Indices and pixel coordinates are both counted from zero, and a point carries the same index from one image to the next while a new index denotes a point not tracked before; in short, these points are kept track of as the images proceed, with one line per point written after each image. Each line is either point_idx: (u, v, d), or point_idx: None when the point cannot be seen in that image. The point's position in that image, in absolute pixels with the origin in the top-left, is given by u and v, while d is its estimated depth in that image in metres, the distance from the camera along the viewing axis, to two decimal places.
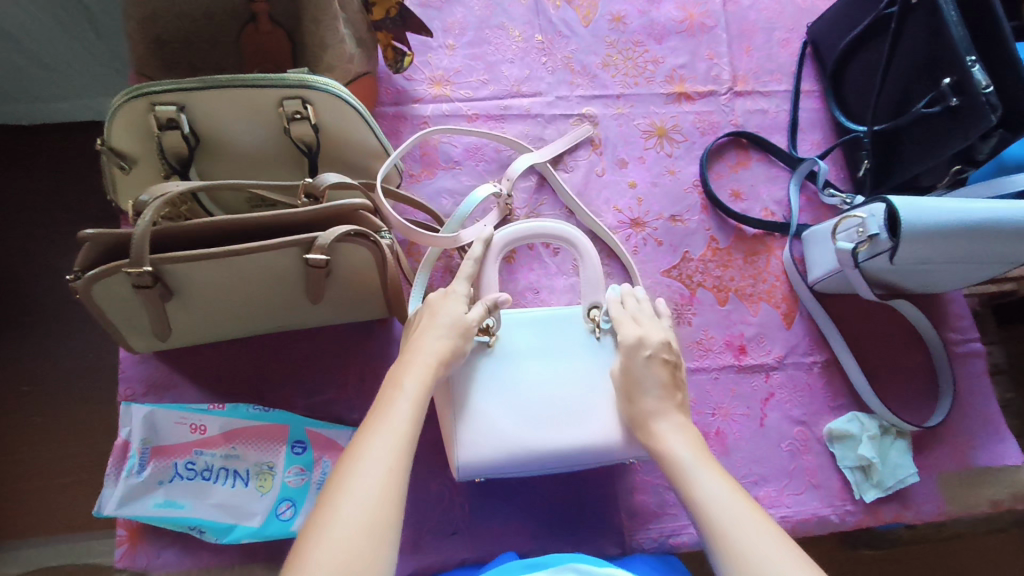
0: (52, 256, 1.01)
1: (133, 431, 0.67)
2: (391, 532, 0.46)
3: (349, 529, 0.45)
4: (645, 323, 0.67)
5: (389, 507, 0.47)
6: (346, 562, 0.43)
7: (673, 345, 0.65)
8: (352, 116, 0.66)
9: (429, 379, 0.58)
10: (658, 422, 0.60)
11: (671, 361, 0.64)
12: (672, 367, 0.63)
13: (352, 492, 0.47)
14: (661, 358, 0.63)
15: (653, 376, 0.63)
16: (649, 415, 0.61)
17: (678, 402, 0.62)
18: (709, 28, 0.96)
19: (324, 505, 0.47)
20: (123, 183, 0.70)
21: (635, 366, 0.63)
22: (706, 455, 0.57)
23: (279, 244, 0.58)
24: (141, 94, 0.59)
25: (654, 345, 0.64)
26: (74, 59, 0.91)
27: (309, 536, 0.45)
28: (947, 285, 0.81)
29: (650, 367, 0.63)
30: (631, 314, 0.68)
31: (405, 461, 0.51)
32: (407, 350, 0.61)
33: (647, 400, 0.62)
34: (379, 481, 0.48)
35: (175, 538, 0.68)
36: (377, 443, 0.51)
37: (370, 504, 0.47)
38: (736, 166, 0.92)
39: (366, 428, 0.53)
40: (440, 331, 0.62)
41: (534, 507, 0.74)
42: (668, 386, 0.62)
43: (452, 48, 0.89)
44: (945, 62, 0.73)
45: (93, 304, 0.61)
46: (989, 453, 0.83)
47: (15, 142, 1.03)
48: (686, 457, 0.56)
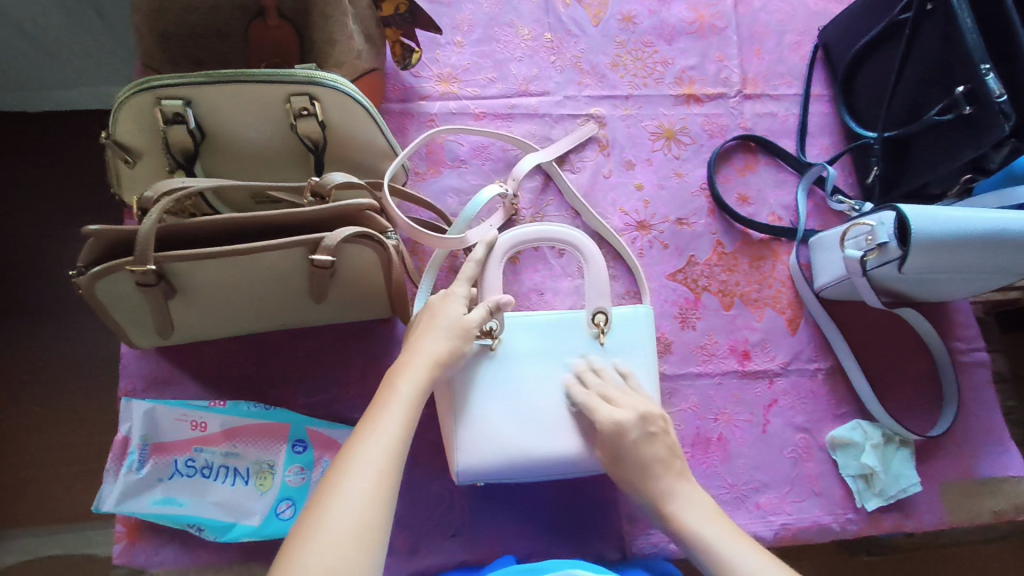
0: (53, 246, 1.00)
1: (134, 427, 0.67)
2: (379, 538, 0.46)
3: (337, 534, 0.44)
4: (622, 398, 0.64)
5: (379, 513, 0.47)
6: (333, 569, 0.43)
7: (655, 414, 0.62)
8: (360, 114, 0.66)
9: (425, 382, 0.57)
10: (680, 507, 0.58)
11: (659, 433, 0.62)
12: (663, 440, 0.62)
13: (342, 493, 0.47)
14: (653, 432, 0.62)
15: (651, 455, 0.60)
16: (665, 498, 0.59)
17: (681, 476, 0.60)
18: (719, 29, 0.95)
19: (313, 509, 0.46)
20: (128, 178, 0.70)
21: (634, 450, 0.61)
22: (739, 539, 0.55)
23: (284, 244, 0.58)
24: (147, 88, 0.59)
25: (637, 425, 0.61)
26: (78, 47, 0.90)
27: (299, 539, 0.44)
28: (952, 294, 0.80)
29: (648, 448, 0.60)
30: (598, 392, 0.66)
31: (397, 465, 0.50)
32: (405, 354, 0.60)
33: (655, 484, 0.60)
34: (369, 485, 0.47)
35: (174, 535, 0.68)
36: (369, 446, 0.50)
37: (359, 510, 0.46)
38: (744, 170, 0.91)
39: (359, 430, 0.52)
40: (441, 334, 0.62)
41: (535, 510, 0.74)
42: (668, 464, 0.60)
43: (461, 45, 0.88)
44: (959, 69, 0.72)
45: (96, 300, 0.60)
46: (991, 463, 0.83)
47: (16, 130, 1.02)
48: (716, 537, 0.55)
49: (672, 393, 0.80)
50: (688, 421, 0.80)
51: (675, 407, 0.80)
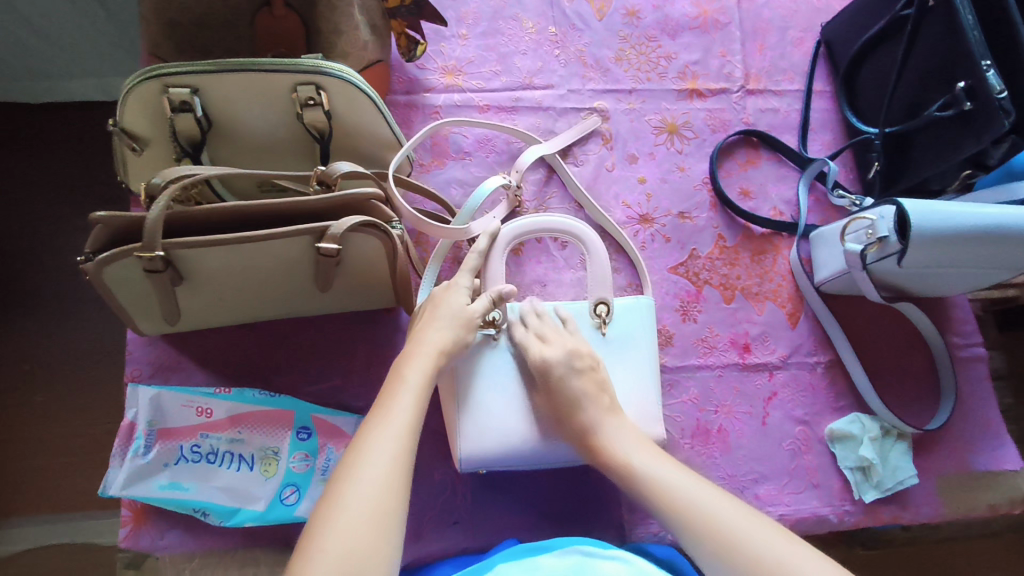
0: (58, 235, 1.01)
1: (139, 413, 0.67)
2: (394, 521, 0.47)
3: (354, 518, 0.45)
4: (555, 336, 0.68)
5: (392, 497, 0.48)
6: (352, 551, 0.44)
7: (584, 351, 0.67)
8: (365, 104, 0.66)
9: (431, 370, 0.58)
10: (611, 437, 0.62)
11: (586, 369, 0.66)
12: (590, 376, 0.66)
13: (357, 480, 0.47)
14: (580, 367, 0.66)
15: (578, 388, 0.64)
16: (592, 427, 0.63)
17: (608, 409, 0.64)
18: (722, 25, 0.96)
19: (329, 495, 0.47)
20: (134, 165, 0.70)
21: (559, 384, 0.65)
22: (661, 460, 0.60)
23: (292, 232, 0.58)
24: (155, 76, 0.59)
25: (565, 361, 0.65)
26: (84, 37, 0.90)
27: (317, 526, 0.45)
28: (952, 289, 0.81)
29: (574, 380, 0.64)
30: (535, 331, 0.68)
31: (408, 452, 0.51)
32: (410, 344, 0.61)
33: (582, 416, 0.64)
34: (382, 471, 0.48)
35: (180, 519, 0.68)
36: (381, 433, 0.51)
37: (374, 494, 0.47)
38: (746, 165, 0.91)
39: (370, 419, 0.53)
40: (445, 323, 0.63)
41: (535, 499, 0.75)
42: (594, 398, 0.64)
43: (465, 38, 0.89)
44: (960, 66, 0.73)
45: (104, 286, 0.61)
46: (988, 457, 0.83)
47: (21, 119, 1.02)
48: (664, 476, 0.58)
49: (672, 385, 0.81)
50: (688, 413, 0.80)
51: (676, 399, 0.81)
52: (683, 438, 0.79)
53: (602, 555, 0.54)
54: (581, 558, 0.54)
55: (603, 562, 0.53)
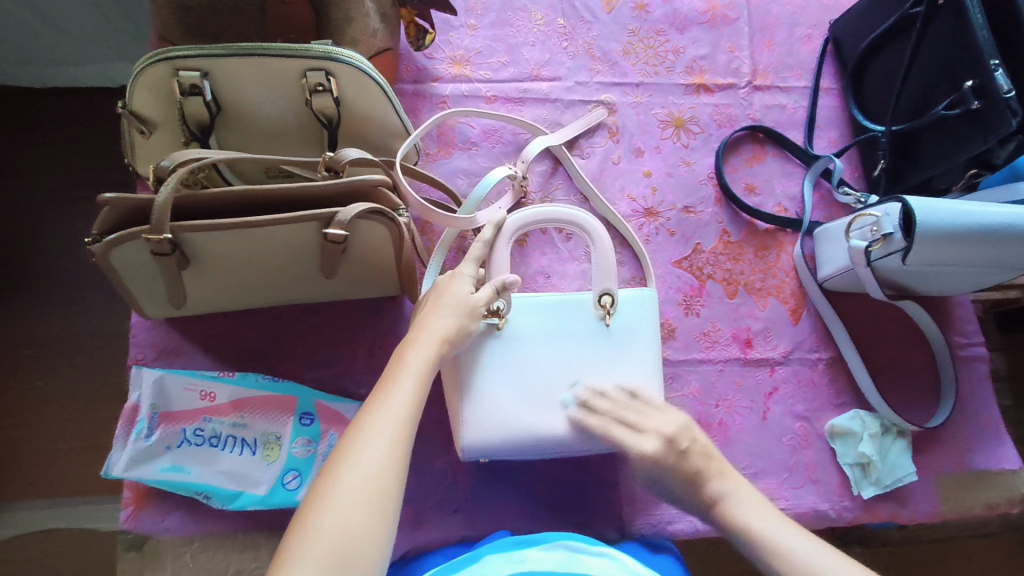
0: (62, 220, 1.01)
1: (143, 395, 0.68)
2: (390, 504, 0.47)
3: (350, 498, 0.46)
4: (645, 421, 0.66)
5: (390, 480, 0.48)
6: (345, 531, 0.44)
7: (681, 431, 0.65)
8: (374, 91, 0.66)
9: (432, 357, 0.58)
10: (737, 506, 0.61)
11: (690, 447, 0.64)
12: (696, 450, 0.64)
13: (355, 459, 0.48)
14: (682, 450, 0.64)
15: (691, 468, 0.63)
16: (717, 501, 0.62)
17: (726, 479, 0.63)
18: (731, 20, 0.96)
19: (327, 472, 0.47)
20: (141, 148, 0.70)
21: (673, 470, 0.63)
22: (781, 522, 0.59)
23: (297, 218, 0.58)
24: (165, 58, 0.59)
25: (665, 451, 0.64)
26: (91, 23, 0.90)
27: (313, 503, 0.45)
28: (955, 288, 0.81)
29: (683, 466, 0.63)
30: (614, 418, 0.67)
31: (407, 436, 0.51)
32: (414, 330, 0.61)
33: (706, 491, 0.62)
34: (380, 453, 0.49)
35: (181, 502, 0.69)
36: (381, 416, 0.51)
37: (372, 476, 0.47)
38: (752, 161, 0.91)
39: (371, 400, 0.53)
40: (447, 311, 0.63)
41: (536, 488, 0.75)
42: (709, 471, 0.63)
43: (474, 28, 0.89)
44: (969, 64, 0.73)
45: (110, 268, 0.61)
46: (987, 456, 0.84)
47: (26, 104, 1.02)
48: (775, 532, 0.58)
49: (674, 378, 0.82)
50: (689, 407, 0.81)
51: (677, 392, 0.81)
52: None
53: (588, 551, 0.55)
54: (568, 552, 0.55)
55: (589, 558, 0.55)
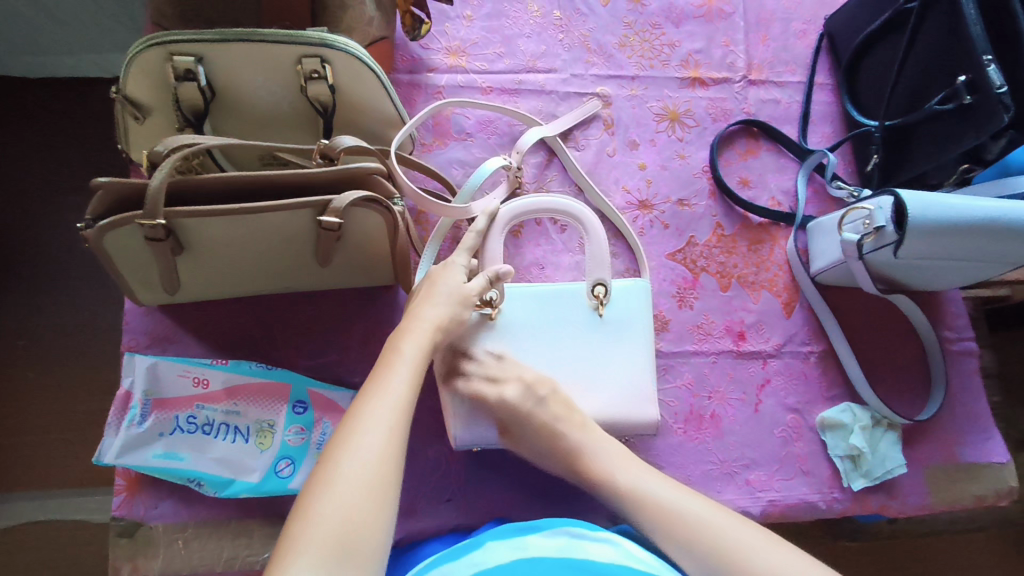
0: (55, 209, 1.00)
1: (135, 381, 0.67)
2: (390, 491, 0.47)
3: (351, 486, 0.46)
4: (504, 372, 0.66)
5: (388, 467, 0.48)
6: (348, 519, 0.44)
7: (537, 379, 0.66)
8: (370, 79, 0.66)
9: (428, 346, 0.59)
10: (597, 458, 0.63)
11: (548, 396, 0.65)
12: (555, 399, 0.65)
13: (353, 446, 0.48)
14: (541, 397, 0.65)
15: (549, 414, 0.64)
16: (580, 451, 0.63)
17: (584, 430, 0.64)
18: (727, 14, 0.96)
19: (327, 460, 0.48)
20: (135, 134, 0.70)
21: (531, 417, 0.64)
22: (637, 468, 0.62)
23: (293, 204, 0.58)
24: (159, 43, 0.59)
25: (525, 396, 0.64)
26: (86, 12, 0.90)
27: (315, 491, 0.45)
28: (946, 283, 0.82)
29: (542, 412, 0.64)
30: (482, 373, 0.66)
31: (405, 424, 0.52)
32: (409, 319, 0.61)
33: (565, 442, 0.64)
34: (379, 441, 0.49)
35: (173, 490, 0.69)
36: (378, 403, 0.51)
37: (374, 463, 0.47)
38: (746, 154, 0.92)
39: (368, 387, 0.53)
40: (442, 299, 0.63)
41: (528, 478, 0.75)
42: (568, 419, 0.64)
43: (470, 19, 0.89)
44: (962, 60, 0.74)
45: (103, 253, 0.61)
46: (976, 450, 0.84)
47: (19, 91, 1.02)
48: (631, 478, 0.61)
49: (666, 370, 0.82)
50: (682, 398, 0.81)
51: (670, 383, 0.81)
52: (676, 423, 0.80)
53: (590, 537, 0.55)
54: (570, 539, 0.54)
55: (591, 544, 0.54)
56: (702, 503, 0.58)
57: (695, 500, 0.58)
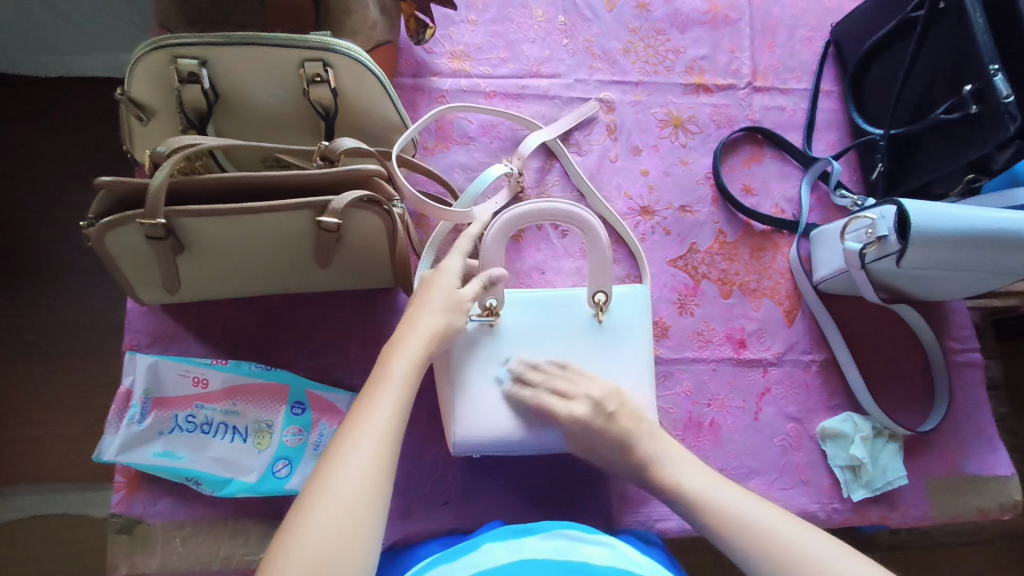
0: (62, 207, 1.01)
1: (136, 380, 0.68)
2: (382, 498, 0.47)
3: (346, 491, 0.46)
4: (574, 387, 0.67)
5: (373, 492, 0.47)
6: (341, 525, 0.44)
7: (613, 394, 0.66)
8: (371, 82, 0.67)
9: (418, 361, 0.58)
10: (665, 465, 0.62)
11: (618, 410, 0.65)
12: (624, 414, 0.65)
13: (350, 451, 0.48)
14: (610, 412, 0.65)
15: (619, 430, 0.64)
16: (652, 460, 0.63)
17: (653, 438, 0.64)
18: (732, 21, 0.96)
19: (323, 464, 0.48)
20: (139, 135, 0.71)
21: (602, 432, 0.64)
22: (681, 453, 0.64)
23: (292, 206, 0.58)
24: (163, 46, 0.60)
25: (593, 413, 0.65)
26: (97, 14, 0.91)
27: (311, 497, 0.46)
28: (949, 293, 0.81)
29: (612, 426, 0.64)
30: (546, 388, 0.67)
31: (395, 444, 0.51)
32: (402, 330, 0.61)
33: (637, 452, 0.63)
34: (366, 465, 0.48)
35: (172, 488, 0.69)
36: (375, 408, 0.52)
37: (360, 488, 0.46)
38: (749, 162, 0.92)
39: (365, 392, 0.54)
40: (434, 309, 0.62)
41: (524, 483, 0.75)
42: (638, 432, 0.64)
43: (474, 23, 0.89)
44: (969, 69, 0.73)
45: (105, 252, 0.62)
46: (979, 462, 0.83)
47: (30, 91, 1.03)
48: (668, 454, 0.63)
49: (666, 376, 0.82)
50: (681, 405, 0.81)
51: (669, 390, 0.81)
52: (675, 430, 0.80)
53: (587, 540, 0.55)
54: (567, 542, 0.54)
55: (588, 547, 0.54)
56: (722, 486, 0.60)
57: (718, 481, 0.60)
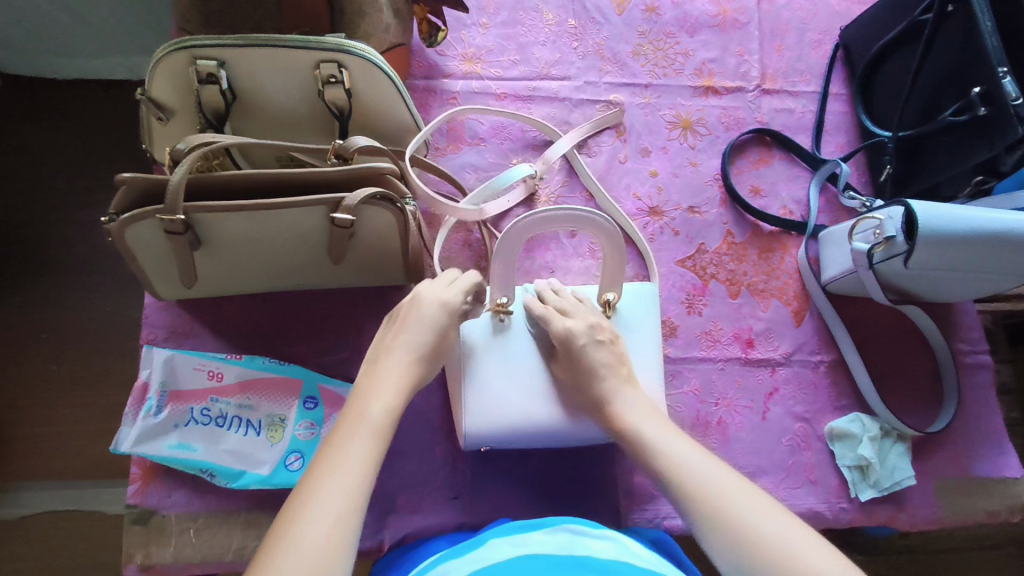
0: (81, 205, 1.04)
1: (152, 373, 0.70)
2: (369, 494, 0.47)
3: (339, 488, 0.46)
4: (576, 310, 0.68)
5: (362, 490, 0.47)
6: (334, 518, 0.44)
7: (602, 324, 0.66)
8: (385, 83, 0.68)
9: (395, 402, 0.54)
10: (625, 407, 0.61)
11: (605, 340, 0.65)
12: (610, 348, 0.65)
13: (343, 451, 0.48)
14: (601, 340, 0.65)
15: (598, 358, 0.64)
16: (609, 399, 0.62)
17: (629, 382, 0.63)
18: (741, 24, 0.97)
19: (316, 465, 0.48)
20: (159, 135, 0.72)
21: (582, 353, 0.64)
22: (640, 403, 0.61)
23: (307, 202, 0.60)
24: (184, 47, 0.61)
25: (586, 332, 0.65)
26: (117, 18, 0.93)
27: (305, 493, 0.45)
28: (958, 294, 0.81)
29: (595, 351, 0.64)
30: (554, 306, 0.68)
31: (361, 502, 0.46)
32: (380, 368, 0.57)
33: (601, 387, 0.63)
34: (320, 535, 0.43)
35: (186, 479, 0.70)
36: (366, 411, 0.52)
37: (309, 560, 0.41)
38: (758, 163, 0.92)
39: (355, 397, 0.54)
40: (414, 352, 0.58)
41: (533, 479, 0.76)
42: (612, 368, 0.63)
43: (485, 26, 0.90)
44: (977, 72, 0.74)
45: (125, 247, 0.63)
46: (989, 464, 0.83)
47: (52, 94, 1.06)
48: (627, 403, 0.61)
49: (674, 375, 0.82)
50: (689, 404, 0.81)
51: (677, 389, 0.82)
52: (682, 429, 0.80)
53: (591, 535, 0.55)
54: (571, 534, 0.55)
55: (591, 540, 0.55)
56: (676, 438, 0.57)
57: (669, 433, 0.57)
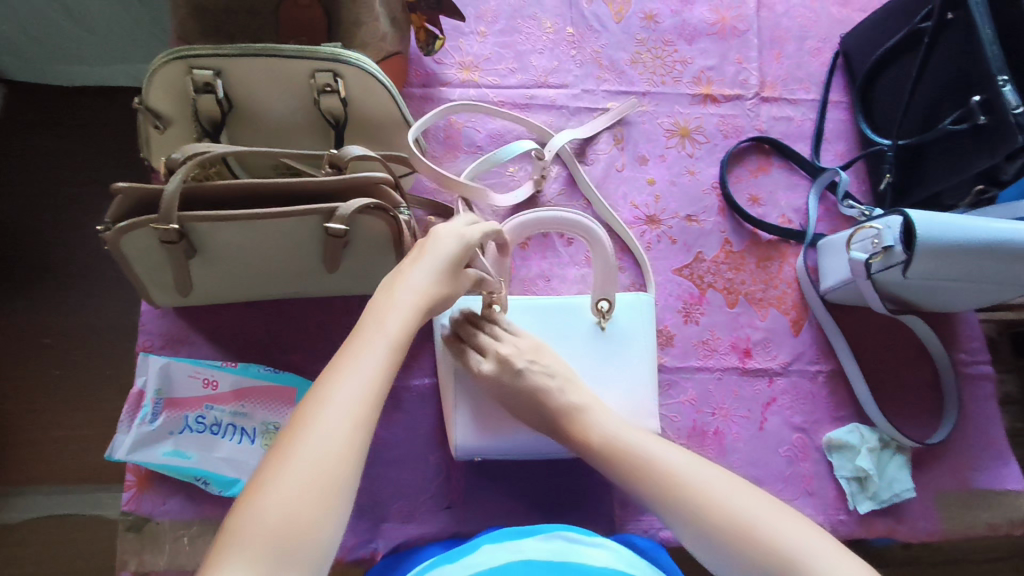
0: (83, 212, 1.04)
1: (148, 380, 0.70)
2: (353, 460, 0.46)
3: (317, 452, 0.45)
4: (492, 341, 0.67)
5: (345, 452, 0.46)
6: (306, 483, 0.43)
7: (523, 350, 0.66)
8: (380, 93, 0.68)
9: (390, 353, 0.52)
10: (604, 427, 0.63)
11: (525, 366, 0.65)
12: (534, 370, 0.65)
13: (328, 404, 0.47)
14: (524, 367, 0.65)
15: (528, 385, 0.65)
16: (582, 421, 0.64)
17: (567, 394, 0.65)
18: (740, 32, 0.96)
19: (300, 416, 0.47)
20: (156, 144, 0.73)
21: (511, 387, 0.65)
22: (616, 420, 0.64)
23: (301, 212, 0.60)
24: (181, 57, 0.62)
25: (501, 366, 0.65)
26: (119, 26, 0.94)
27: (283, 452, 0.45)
28: (959, 305, 0.81)
29: (522, 381, 0.65)
30: (472, 342, 0.68)
31: (366, 417, 0.48)
32: (379, 309, 0.54)
33: (574, 417, 0.64)
34: (289, 502, 0.43)
35: (181, 487, 0.70)
36: (360, 361, 0.50)
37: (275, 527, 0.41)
38: (756, 172, 0.92)
39: (353, 339, 0.52)
40: (417, 301, 0.56)
41: (527, 489, 0.75)
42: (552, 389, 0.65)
43: (483, 35, 0.91)
44: (977, 80, 0.73)
45: (120, 255, 0.63)
46: (990, 476, 0.82)
47: (55, 101, 1.07)
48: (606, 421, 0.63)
49: (670, 385, 0.82)
50: (685, 414, 0.81)
51: (673, 399, 0.81)
52: (679, 439, 0.80)
53: (587, 543, 0.55)
54: (565, 543, 0.54)
55: (587, 548, 0.54)
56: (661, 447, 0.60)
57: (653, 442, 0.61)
